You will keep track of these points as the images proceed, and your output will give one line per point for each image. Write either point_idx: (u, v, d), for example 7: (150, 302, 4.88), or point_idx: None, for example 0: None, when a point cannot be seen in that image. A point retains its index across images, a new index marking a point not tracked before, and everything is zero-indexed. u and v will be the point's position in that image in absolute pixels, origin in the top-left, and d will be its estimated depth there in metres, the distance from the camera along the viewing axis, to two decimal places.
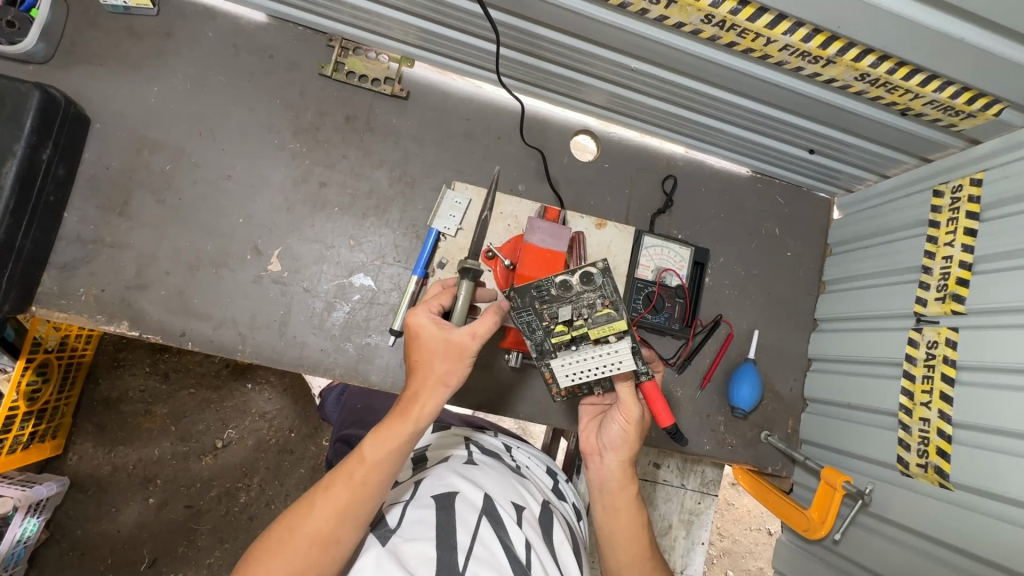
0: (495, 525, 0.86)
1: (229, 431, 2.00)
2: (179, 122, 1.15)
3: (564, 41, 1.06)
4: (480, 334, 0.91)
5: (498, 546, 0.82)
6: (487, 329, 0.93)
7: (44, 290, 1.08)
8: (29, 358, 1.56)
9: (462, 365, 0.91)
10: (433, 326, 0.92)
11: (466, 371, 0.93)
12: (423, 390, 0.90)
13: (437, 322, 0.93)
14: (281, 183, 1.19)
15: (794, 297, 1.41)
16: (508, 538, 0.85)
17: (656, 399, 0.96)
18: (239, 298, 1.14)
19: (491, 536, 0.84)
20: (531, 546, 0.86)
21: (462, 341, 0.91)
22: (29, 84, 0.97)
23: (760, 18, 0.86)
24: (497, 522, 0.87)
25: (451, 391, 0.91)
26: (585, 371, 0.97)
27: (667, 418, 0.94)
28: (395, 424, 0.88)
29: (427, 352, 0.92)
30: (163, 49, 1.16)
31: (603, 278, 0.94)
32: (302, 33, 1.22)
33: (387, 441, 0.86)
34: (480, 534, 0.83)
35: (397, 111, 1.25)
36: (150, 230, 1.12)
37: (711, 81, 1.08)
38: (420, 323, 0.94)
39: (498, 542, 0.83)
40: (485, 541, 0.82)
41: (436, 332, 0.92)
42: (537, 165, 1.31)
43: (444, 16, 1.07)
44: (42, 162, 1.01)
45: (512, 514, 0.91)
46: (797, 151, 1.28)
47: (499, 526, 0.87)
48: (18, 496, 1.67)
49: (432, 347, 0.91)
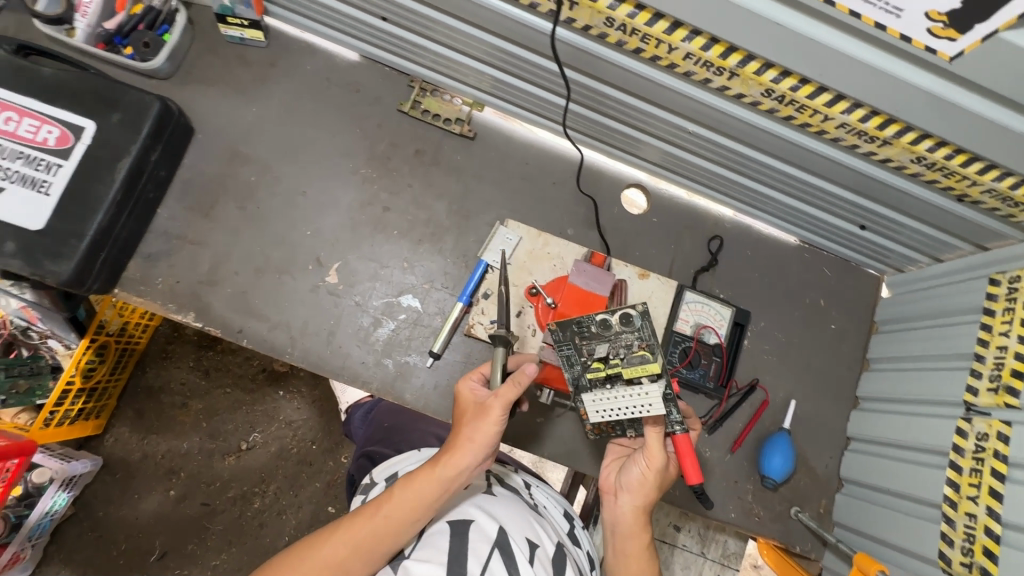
0: (506, 560, 0.86)
1: (254, 435, 2.05)
2: (269, 140, 1.28)
3: (626, 101, 1.13)
4: (504, 396, 0.92)
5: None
6: (514, 390, 0.92)
7: (127, 276, 1.18)
8: (93, 338, 1.67)
9: (489, 425, 0.91)
10: (469, 391, 0.98)
11: (496, 432, 0.92)
12: (454, 447, 0.91)
13: (474, 390, 0.98)
14: (349, 203, 1.28)
15: (835, 372, 1.38)
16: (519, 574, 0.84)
17: (687, 455, 0.96)
18: (295, 304, 1.22)
19: (501, 570, 0.84)
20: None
21: (489, 403, 0.92)
22: (152, 96, 1.11)
23: (819, 96, 0.91)
24: (509, 557, 0.86)
25: (476, 452, 0.90)
26: (615, 410, 0.98)
27: (695, 477, 0.94)
28: (419, 469, 0.90)
29: (462, 414, 0.96)
30: (266, 76, 1.30)
31: (641, 321, 0.94)
32: (388, 73, 1.35)
33: (409, 492, 0.88)
34: (490, 566, 0.84)
35: (463, 150, 1.34)
36: (228, 233, 1.23)
37: (765, 150, 1.13)
38: (465, 388, 0.99)
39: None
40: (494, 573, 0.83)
41: (473, 398, 0.97)
42: (587, 212, 1.37)
43: (519, 70, 1.17)
44: (149, 163, 1.14)
45: (525, 550, 0.89)
46: (848, 226, 1.29)
47: (510, 561, 0.86)
48: (55, 468, 1.76)
49: (466, 410, 0.96)
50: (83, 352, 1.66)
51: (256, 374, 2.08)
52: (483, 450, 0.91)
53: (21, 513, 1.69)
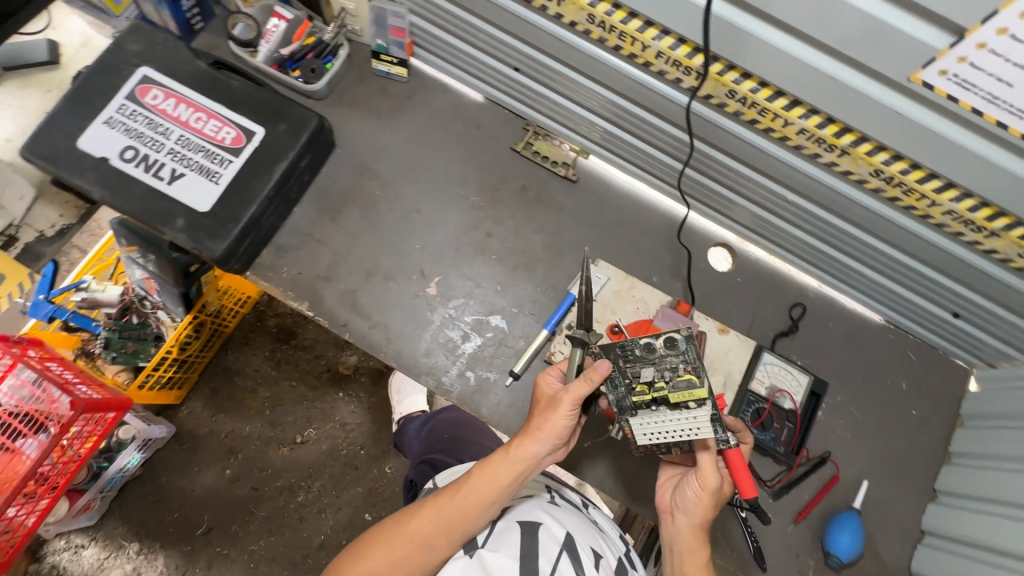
0: (574, 562, 0.89)
1: (309, 430, 2.16)
2: (397, 161, 1.44)
3: (729, 164, 1.21)
4: (575, 390, 0.96)
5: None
6: (584, 386, 0.97)
7: (259, 262, 1.34)
8: (195, 315, 1.80)
9: (560, 417, 0.95)
10: (545, 386, 1.03)
11: (567, 425, 0.96)
12: (526, 434, 0.97)
13: (550, 381, 1.04)
14: (456, 225, 1.41)
15: (912, 460, 1.34)
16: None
17: (739, 468, 0.99)
18: (396, 309, 1.34)
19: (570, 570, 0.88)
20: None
21: (560, 394, 0.97)
22: (313, 113, 1.30)
23: (929, 182, 0.96)
24: (576, 559, 0.90)
25: (546, 440, 0.95)
26: (664, 433, 1.02)
27: (751, 490, 0.97)
28: (494, 454, 0.97)
29: (537, 404, 1.02)
30: (403, 106, 1.48)
31: (687, 345, 0.99)
32: (506, 115, 1.50)
33: (484, 473, 0.95)
34: (559, 565, 0.88)
35: (564, 190, 1.46)
36: (348, 236, 1.38)
37: (862, 226, 1.17)
38: (545, 384, 1.05)
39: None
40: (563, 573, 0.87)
41: (547, 388, 1.03)
42: (673, 263, 1.43)
43: (632, 126, 1.28)
44: (298, 167, 1.31)
45: (591, 557, 0.93)
46: (940, 312, 1.29)
47: (578, 564, 0.89)
48: (138, 428, 1.91)
49: (541, 401, 1.02)
50: (185, 327, 1.77)
51: (321, 373, 2.22)
52: (552, 438, 0.95)
53: (102, 464, 1.85)
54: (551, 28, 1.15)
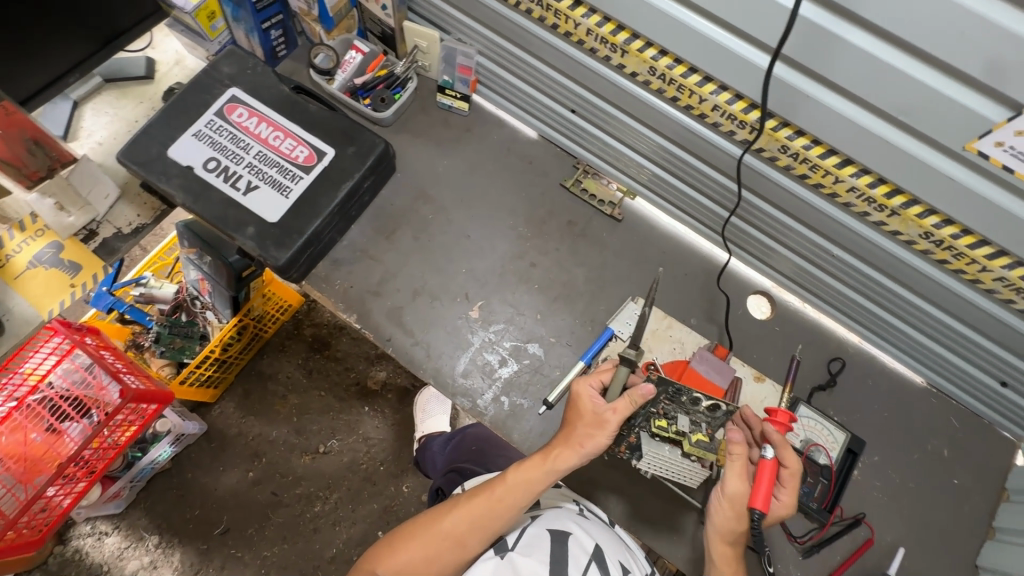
0: None
1: (332, 441, 2.20)
2: (451, 188, 1.52)
3: (775, 214, 1.24)
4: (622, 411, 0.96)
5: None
6: (628, 407, 0.97)
7: (315, 273, 1.41)
8: (241, 317, 1.83)
9: (602, 437, 0.96)
10: (585, 398, 1.02)
11: (607, 444, 0.97)
12: (565, 447, 0.98)
13: (592, 395, 1.03)
14: (503, 253, 1.46)
15: (952, 531, 1.29)
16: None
17: (760, 478, 0.99)
18: (439, 328, 1.39)
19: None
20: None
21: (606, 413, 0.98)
22: (380, 139, 1.39)
23: (980, 248, 0.97)
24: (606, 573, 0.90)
25: (586, 455, 0.97)
26: (664, 468, 1.10)
27: (760, 502, 0.97)
28: (531, 463, 0.99)
29: (576, 417, 1.02)
30: (461, 137, 1.56)
31: (725, 417, 1.06)
32: (558, 152, 1.57)
33: (522, 479, 0.97)
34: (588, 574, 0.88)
35: (609, 228, 1.50)
36: (399, 255, 1.45)
37: (908, 285, 1.17)
38: (583, 393, 1.05)
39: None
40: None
41: (589, 403, 1.02)
42: (710, 306, 1.45)
43: (682, 172, 1.33)
44: (362, 188, 1.39)
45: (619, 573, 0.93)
46: (987, 380, 1.27)
47: None
48: (175, 422, 1.97)
49: (581, 414, 1.02)
50: (230, 327, 1.83)
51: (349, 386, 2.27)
52: (593, 455, 0.97)
53: (136, 454, 1.91)
54: (612, 76, 1.22)
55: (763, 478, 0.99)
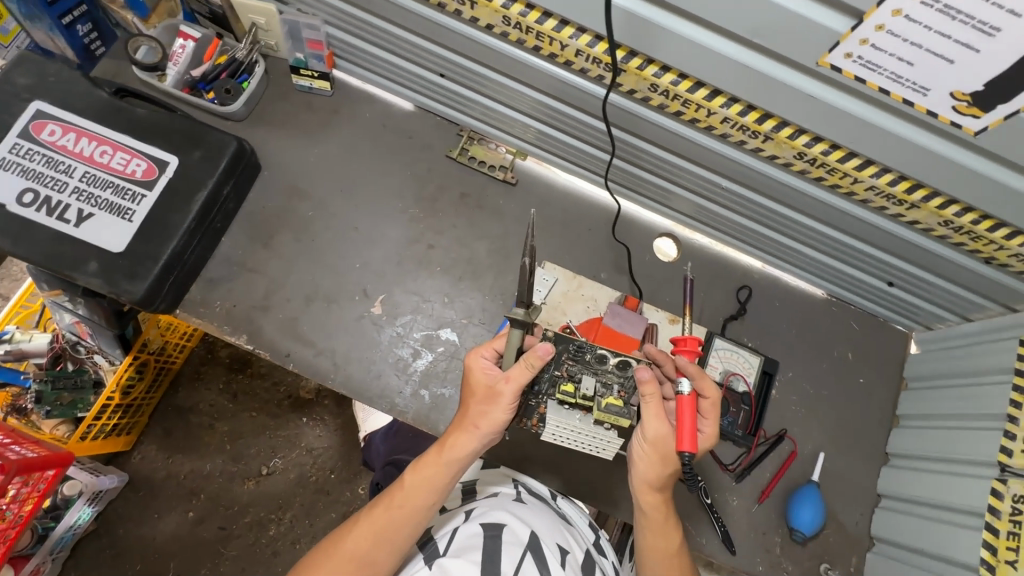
0: (539, 562, 0.87)
1: (275, 460, 2.06)
2: (328, 179, 1.38)
3: (661, 155, 1.21)
4: (513, 380, 0.96)
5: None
6: (525, 372, 0.95)
7: (189, 298, 1.26)
8: (134, 355, 1.70)
9: (497, 410, 0.96)
10: (475, 370, 1.00)
11: (504, 416, 0.97)
12: (461, 431, 0.98)
13: (481, 369, 1.02)
14: (397, 240, 1.37)
15: (863, 427, 1.38)
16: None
17: (682, 419, 0.95)
18: (341, 332, 1.29)
19: (534, 571, 0.85)
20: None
21: (495, 387, 0.98)
22: (231, 137, 1.22)
23: (849, 161, 0.97)
24: (541, 559, 0.88)
25: (483, 433, 0.97)
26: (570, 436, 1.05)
27: (688, 445, 0.93)
28: (430, 456, 0.98)
29: (467, 396, 1.01)
30: (330, 121, 1.42)
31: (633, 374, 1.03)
32: (439, 122, 1.46)
33: (423, 475, 0.96)
34: (523, 567, 0.85)
35: (505, 194, 1.43)
36: (283, 262, 1.32)
37: (793, 206, 1.19)
38: (473, 367, 1.02)
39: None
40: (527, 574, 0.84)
41: (479, 378, 1.01)
42: (618, 257, 1.43)
43: (565, 125, 1.26)
44: (221, 195, 1.24)
45: (557, 555, 0.91)
46: (876, 282, 1.33)
47: (543, 564, 0.87)
48: (87, 481, 1.80)
49: (472, 393, 1.01)
50: (126, 368, 1.70)
51: (281, 400, 2.10)
52: (490, 431, 0.97)
53: (48, 524, 1.72)
54: (469, 32, 1.12)
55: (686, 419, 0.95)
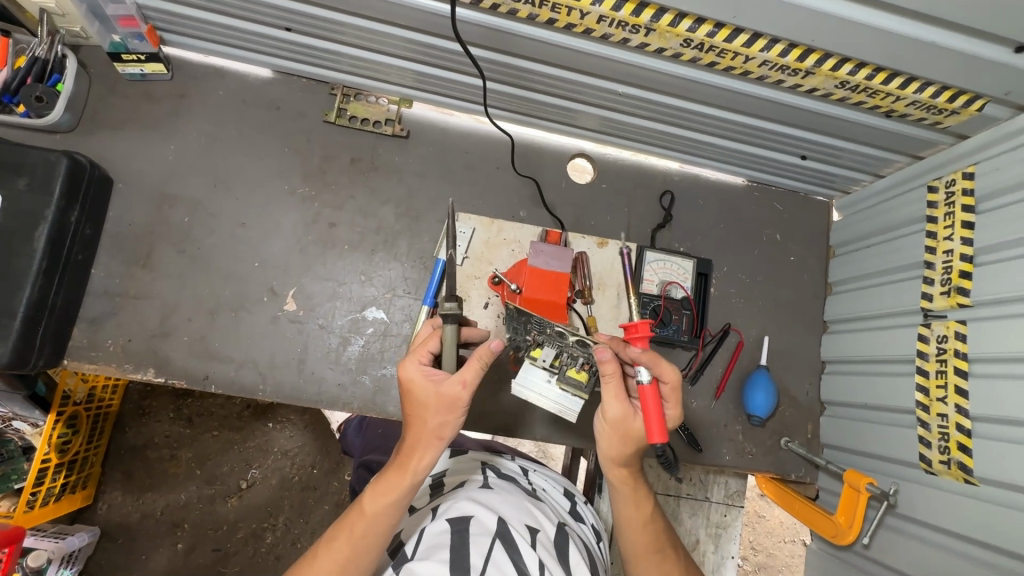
0: (509, 548, 0.85)
1: (252, 471, 1.79)
2: (196, 176, 1.22)
3: (551, 72, 1.11)
4: (468, 384, 0.86)
5: (512, 569, 0.81)
6: (478, 373, 0.87)
7: (74, 344, 1.13)
8: (59, 411, 1.43)
9: (454, 418, 0.87)
10: (420, 382, 0.86)
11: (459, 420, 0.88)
12: (417, 447, 0.87)
13: (427, 375, 0.88)
14: (293, 226, 1.24)
15: (801, 302, 1.42)
16: (522, 560, 0.84)
17: (648, 408, 0.83)
18: (258, 338, 1.19)
19: (504, 558, 0.83)
20: (546, 567, 0.84)
21: (453, 393, 0.86)
22: (57, 153, 1.03)
23: (736, 38, 0.91)
24: (511, 544, 0.85)
25: (445, 443, 0.89)
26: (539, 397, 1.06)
27: (658, 435, 0.81)
28: (390, 477, 0.87)
29: (418, 406, 0.88)
30: (178, 110, 1.24)
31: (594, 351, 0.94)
32: (306, 84, 1.29)
33: (385, 501, 0.86)
34: (492, 556, 0.83)
35: (399, 150, 1.31)
36: (171, 279, 1.18)
37: (695, 98, 1.13)
38: (412, 377, 0.89)
39: (513, 567, 0.82)
40: (498, 563, 0.82)
41: (427, 387, 0.87)
42: (533, 191, 1.35)
43: (441, 59, 1.13)
44: (70, 223, 1.07)
45: (526, 536, 0.89)
46: (791, 159, 1.31)
47: (513, 548, 0.85)
48: (51, 547, 1.49)
49: (422, 402, 0.87)
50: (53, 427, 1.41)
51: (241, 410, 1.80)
52: (450, 438, 0.89)
53: None
54: None
55: (654, 405, 0.83)
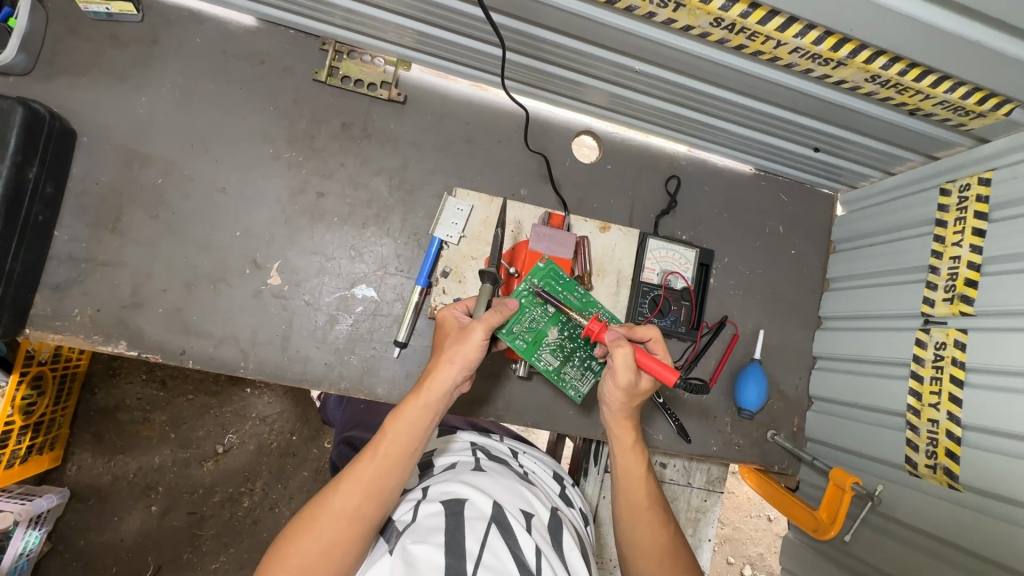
0: (505, 533, 0.81)
1: (229, 437, 1.74)
2: (170, 133, 1.12)
3: (565, 44, 1.03)
4: (486, 320, 0.91)
5: (508, 555, 0.77)
6: (497, 317, 0.92)
7: (36, 312, 1.05)
8: (23, 371, 1.35)
9: (474, 345, 0.89)
10: (449, 318, 0.95)
11: (480, 354, 0.90)
12: (435, 369, 0.88)
13: (456, 315, 0.96)
14: (278, 194, 1.15)
15: (797, 296, 1.41)
16: (518, 545, 0.80)
17: (647, 367, 0.90)
18: (239, 314, 1.12)
19: (501, 544, 0.78)
20: (541, 551, 0.81)
21: (472, 326, 0.91)
22: (11, 100, 0.92)
23: (771, 21, 0.84)
24: (506, 529, 0.81)
25: (466, 373, 0.89)
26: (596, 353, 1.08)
27: (672, 374, 0.88)
28: (410, 398, 0.87)
29: (444, 340, 0.93)
30: (149, 57, 1.12)
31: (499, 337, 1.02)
32: (294, 36, 1.18)
33: (403, 421, 0.84)
34: (489, 541, 0.78)
35: (394, 117, 1.22)
36: (143, 246, 1.10)
37: (714, 81, 1.06)
38: (445, 317, 0.96)
39: (509, 552, 0.77)
40: (494, 547, 0.77)
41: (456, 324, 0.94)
42: (538, 167, 1.29)
43: (446, 20, 1.04)
44: (29, 180, 0.97)
45: (521, 520, 0.86)
46: (803, 150, 1.27)
47: (509, 533, 0.81)
48: (17, 510, 1.44)
49: (449, 334, 0.93)
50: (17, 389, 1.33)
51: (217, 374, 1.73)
52: (471, 369, 0.90)
53: None
54: None
55: (646, 359, 0.90)
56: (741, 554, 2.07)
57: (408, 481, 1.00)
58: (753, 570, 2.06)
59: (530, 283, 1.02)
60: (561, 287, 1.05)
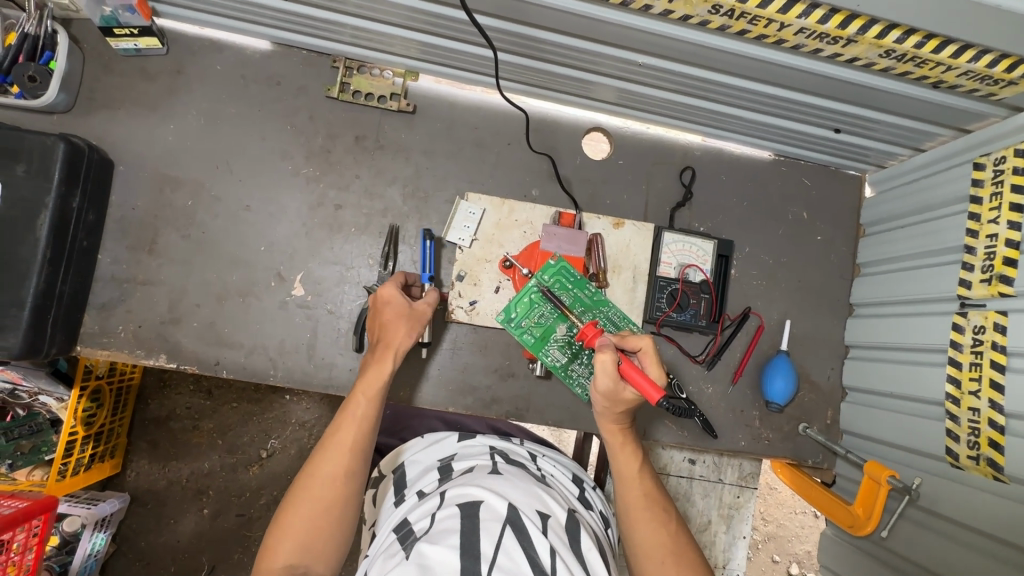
0: (519, 534, 0.81)
1: (272, 441, 1.81)
2: (197, 157, 1.19)
3: (565, 42, 1.04)
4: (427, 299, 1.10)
5: (523, 556, 0.77)
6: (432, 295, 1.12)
7: (86, 330, 1.13)
8: (83, 385, 1.44)
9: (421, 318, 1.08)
10: (396, 296, 1.07)
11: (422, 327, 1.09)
12: (392, 340, 1.04)
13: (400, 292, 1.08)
14: (298, 209, 1.20)
15: (826, 282, 1.35)
16: (534, 547, 0.80)
17: (633, 381, 0.91)
18: (267, 324, 1.18)
19: (514, 544, 0.79)
20: (557, 553, 0.81)
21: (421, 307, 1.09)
22: (54, 137, 1.00)
23: (771, 4, 0.82)
24: (521, 531, 0.81)
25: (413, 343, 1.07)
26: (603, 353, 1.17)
27: (655, 393, 0.89)
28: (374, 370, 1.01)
29: (393, 316, 1.06)
30: (175, 86, 1.19)
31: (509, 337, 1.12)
32: (307, 56, 1.23)
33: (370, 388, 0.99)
34: (503, 543, 0.78)
35: (405, 126, 1.25)
36: (178, 265, 1.17)
37: (721, 68, 1.04)
38: (387, 296, 1.07)
39: (522, 552, 0.78)
40: (509, 551, 0.77)
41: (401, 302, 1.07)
42: (548, 167, 1.29)
43: (447, 29, 1.06)
44: (72, 210, 1.05)
45: (537, 522, 0.86)
46: (822, 132, 1.22)
47: (523, 535, 0.81)
48: (83, 513, 1.57)
49: (401, 312, 1.06)
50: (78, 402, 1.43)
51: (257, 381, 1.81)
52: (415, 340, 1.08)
53: (65, 560, 1.53)
54: None
55: (631, 371, 0.92)
56: (786, 552, 2.00)
57: (427, 485, 1.01)
58: (800, 568, 1.99)
59: (540, 280, 1.15)
60: (572, 285, 1.16)
